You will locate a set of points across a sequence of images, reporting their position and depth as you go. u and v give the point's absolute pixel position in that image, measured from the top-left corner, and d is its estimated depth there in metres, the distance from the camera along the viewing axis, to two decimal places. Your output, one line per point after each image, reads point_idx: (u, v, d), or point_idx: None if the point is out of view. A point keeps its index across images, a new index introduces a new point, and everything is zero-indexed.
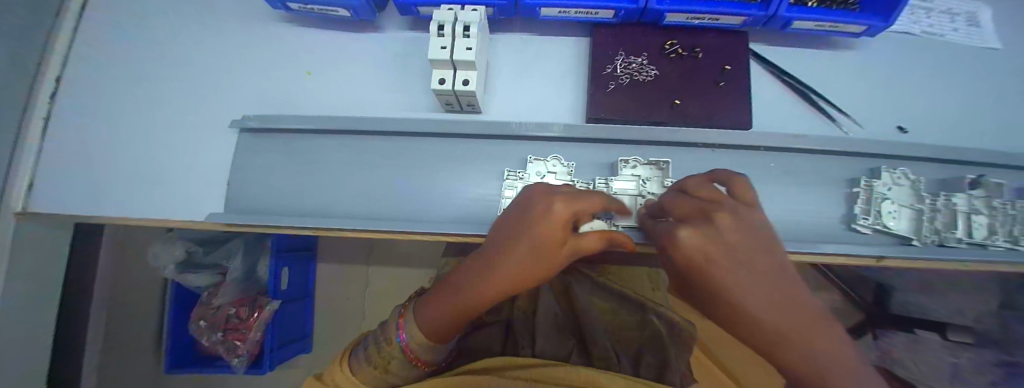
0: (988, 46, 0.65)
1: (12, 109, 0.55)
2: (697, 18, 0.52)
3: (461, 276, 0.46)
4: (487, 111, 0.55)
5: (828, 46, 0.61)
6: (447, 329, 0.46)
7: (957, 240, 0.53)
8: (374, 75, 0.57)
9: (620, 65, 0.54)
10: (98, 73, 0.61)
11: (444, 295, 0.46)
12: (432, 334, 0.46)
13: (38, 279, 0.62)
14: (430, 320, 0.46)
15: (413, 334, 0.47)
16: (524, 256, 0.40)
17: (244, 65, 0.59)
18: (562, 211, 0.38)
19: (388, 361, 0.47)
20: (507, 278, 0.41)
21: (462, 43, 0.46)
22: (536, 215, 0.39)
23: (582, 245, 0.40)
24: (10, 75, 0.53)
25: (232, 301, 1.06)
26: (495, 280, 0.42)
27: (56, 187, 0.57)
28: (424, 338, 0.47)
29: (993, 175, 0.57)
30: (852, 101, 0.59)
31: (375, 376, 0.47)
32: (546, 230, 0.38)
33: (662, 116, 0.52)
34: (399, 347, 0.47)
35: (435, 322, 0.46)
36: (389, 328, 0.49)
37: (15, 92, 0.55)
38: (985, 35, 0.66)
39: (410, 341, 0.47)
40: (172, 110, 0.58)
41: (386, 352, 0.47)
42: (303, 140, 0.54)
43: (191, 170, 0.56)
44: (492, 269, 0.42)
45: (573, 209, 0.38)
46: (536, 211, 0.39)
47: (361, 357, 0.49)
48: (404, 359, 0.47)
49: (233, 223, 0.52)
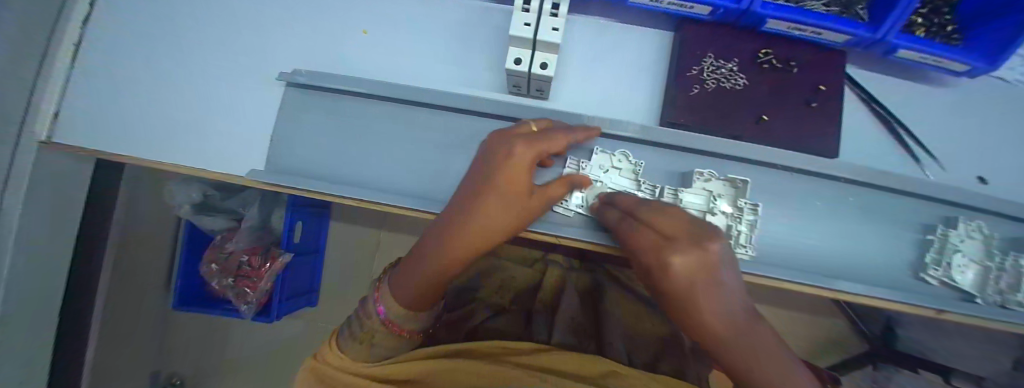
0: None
1: (42, 28, 0.50)
2: (800, 29, 0.48)
3: (430, 240, 0.46)
4: (552, 98, 0.52)
5: (923, 80, 0.56)
6: (426, 295, 0.47)
7: (1018, 303, 0.51)
8: (437, 43, 0.53)
9: (707, 68, 0.49)
10: (134, 1, 0.57)
11: (413, 261, 0.47)
12: (410, 303, 0.47)
13: (51, 210, 0.60)
14: (407, 291, 0.47)
15: (391, 305, 0.48)
16: (490, 212, 0.41)
17: (295, 12, 0.54)
18: (524, 154, 0.39)
19: (371, 334, 0.48)
20: (472, 237, 0.43)
21: (548, 22, 0.42)
22: (501, 162, 0.39)
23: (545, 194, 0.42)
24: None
25: (244, 248, 1.06)
26: (460, 235, 0.43)
27: (75, 121, 0.54)
28: (401, 307, 0.47)
29: None
30: (939, 142, 0.55)
31: (362, 351, 0.48)
32: (502, 182, 0.40)
33: (743, 131, 0.48)
34: (380, 322, 0.48)
35: (409, 290, 0.47)
36: (368, 303, 0.50)
37: (46, 11, 0.51)
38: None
39: (389, 312, 0.47)
40: (214, 51, 0.54)
41: (369, 326, 0.48)
42: (355, 104, 0.51)
43: (230, 120, 0.52)
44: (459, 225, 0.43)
45: (533, 150, 0.39)
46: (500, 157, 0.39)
47: (348, 333, 0.50)
48: (387, 331, 0.48)
49: (273, 184, 0.49)
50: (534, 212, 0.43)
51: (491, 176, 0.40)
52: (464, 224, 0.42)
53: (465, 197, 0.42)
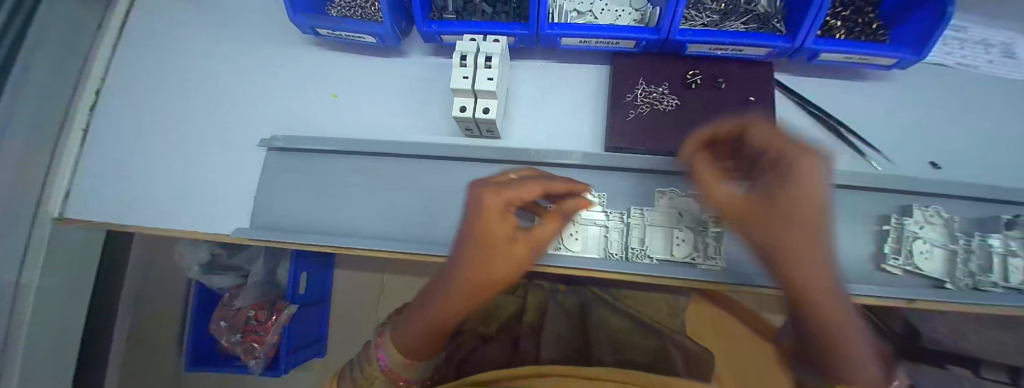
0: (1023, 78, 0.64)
1: (48, 121, 0.58)
2: (720, 48, 0.52)
3: (431, 285, 0.44)
4: (505, 137, 0.56)
5: (858, 77, 0.59)
6: (430, 348, 0.44)
7: (993, 283, 0.51)
8: (396, 98, 0.59)
9: (640, 94, 0.54)
10: (134, 90, 0.65)
11: (414, 309, 0.44)
12: (411, 353, 0.44)
13: (69, 281, 0.65)
14: (404, 342, 0.44)
15: (392, 356, 0.44)
16: (468, 261, 0.38)
17: (275, 85, 0.62)
18: (492, 203, 0.37)
19: (371, 382, 0.46)
20: (459, 289, 0.39)
21: (483, 73, 0.47)
22: (472, 209, 0.38)
23: (535, 234, 0.40)
24: (50, 91, 0.57)
25: (253, 304, 1.08)
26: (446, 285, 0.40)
27: (93, 198, 0.62)
28: (400, 357, 0.44)
29: None
30: (885, 134, 0.57)
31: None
32: (484, 230, 0.37)
33: (682, 147, 0.51)
34: (380, 371, 0.45)
35: (408, 343, 0.43)
36: (369, 348, 0.48)
37: (55, 107, 0.59)
38: (1018, 68, 0.65)
39: (388, 360, 0.44)
40: (205, 125, 0.62)
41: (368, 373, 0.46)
42: (328, 160, 0.56)
43: (218, 185, 0.59)
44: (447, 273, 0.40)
45: (500, 198, 0.37)
46: (471, 204, 0.38)
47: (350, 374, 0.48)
48: (387, 379, 0.45)
49: (260, 240, 0.54)
50: (525, 259, 0.40)
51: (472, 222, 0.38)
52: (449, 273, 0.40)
53: (454, 241, 0.40)
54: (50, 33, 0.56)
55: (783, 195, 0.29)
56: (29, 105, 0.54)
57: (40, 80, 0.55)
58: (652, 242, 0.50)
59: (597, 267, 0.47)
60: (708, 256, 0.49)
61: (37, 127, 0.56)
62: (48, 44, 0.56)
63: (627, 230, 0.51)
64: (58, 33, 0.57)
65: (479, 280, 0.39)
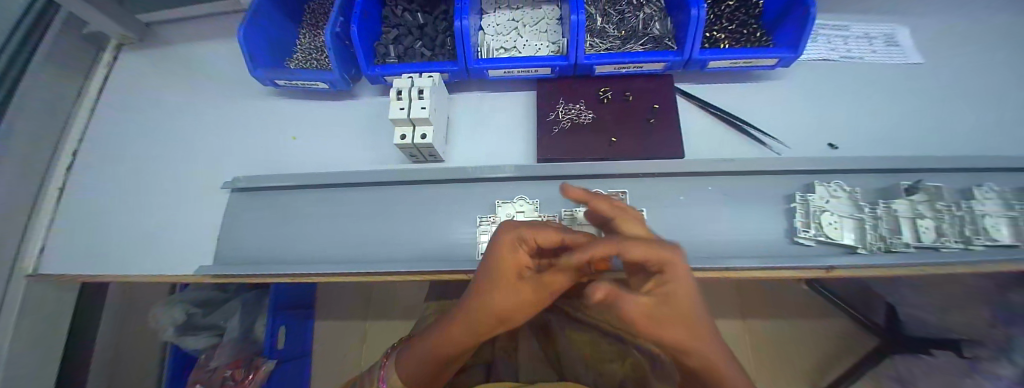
0: (909, 62, 0.74)
1: (21, 188, 0.65)
2: (624, 66, 0.60)
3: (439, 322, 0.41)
4: (448, 159, 0.63)
5: (753, 78, 0.68)
6: (430, 377, 0.42)
7: (905, 244, 0.55)
8: (351, 136, 0.66)
9: (563, 111, 0.62)
10: (108, 149, 0.72)
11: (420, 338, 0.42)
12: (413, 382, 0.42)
13: (29, 337, 0.67)
14: (406, 370, 0.42)
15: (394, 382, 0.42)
16: (478, 307, 0.36)
17: (241, 135, 0.69)
18: (510, 243, 0.35)
19: None
20: (467, 330, 0.37)
21: (417, 104, 0.54)
22: (491, 250, 0.36)
23: (551, 283, 0.35)
24: (21, 167, 0.65)
25: (228, 363, 1.00)
26: (455, 326, 0.38)
27: (61, 254, 0.66)
28: (402, 385, 0.42)
29: (932, 178, 0.60)
30: (784, 124, 0.64)
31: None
32: (495, 271, 0.35)
33: (601, 152, 0.58)
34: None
35: (411, 370, 0.41)
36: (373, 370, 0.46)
37: (29, 176, 0.67)
38: (902, 54, 0.74)
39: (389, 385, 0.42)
40: (172, 176, 0.68)
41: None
42: (289, 196, 0.61)
43: (182, 230, 0.63)
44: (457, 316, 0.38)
45: (518, 235, 0.35)
46: (492, 243, 0.36)
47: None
48: None
49: (220, 275, 0.57)
50: (542, 301, 0.36)
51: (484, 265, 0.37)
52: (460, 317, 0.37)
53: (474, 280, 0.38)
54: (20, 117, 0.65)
55: (678, 316, 0.26)
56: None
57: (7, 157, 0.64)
58: None
59: None
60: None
61: (11, 195, 0.63)
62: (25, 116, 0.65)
63: None
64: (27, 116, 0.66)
65: (493, 321, 0.36)
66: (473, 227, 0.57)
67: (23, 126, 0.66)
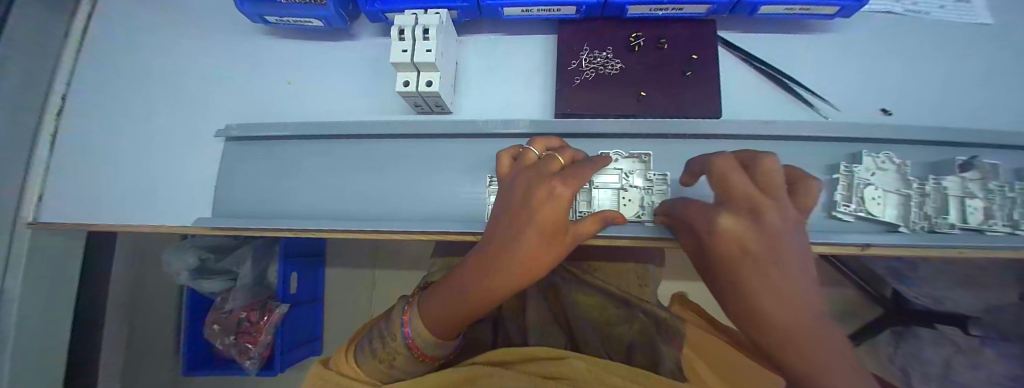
0: (975, 23, 0.60)
1: (20, 131, 0.62)
2: (661, 9, 0.52)
3: (465, 266, 0.39)
4: (457, 111, 0.57)
5: (806, 30, 0.59)
6: (453, 322, 0.40)
7: (950, 225, 0.49)
8: (350, 81, 0.60)
9: (586, 60, 0.55)
10: (96, 93, 0.68)
11: (446, 285, 0.40)
12: (438, 329, 0.40)
13: (48, 282, 0.68)
14: (432, 316, 0.40)
15: (421, 332, 0.41)
16: (495, 266, 0.36)
17: (232, 76, 0.63)
18: (564, 194, 0.34)
19: (392, 356, 0.41)
20: (501, 282, 0.36)
21: (422, 45, 0.47)
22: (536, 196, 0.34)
23: (578, 233, 0.37)
24: (21, 104, 0.61)
25: (243, 305, 1.04)
26: (489, 278, 0.36)
27: (60, 204, 0.65)
28: (430, 334, 0.40)
29: (1006, 155, 0.52)
30: (833, 84, 0.57)
31: (378, 369, 0.43)
32: (546, 226, 0.34)
33: (627, 109, 0.52)
34: (405, 345, 0.41)
35: (439, 318, 0.40)
36: (393, 318, 0.43)
37: (25, 115, 0.63)
38: (973, 10, 0.61)
39: (415, 335, 0.40)
40: (163, 122, 0.63)
41: (391, 346, 0.41)
42: (286, 147, 0.57)
43: (181, 179, 0.60)
44: (486, 268, 0.36)
45: (573, 187, 0.34)
46: (535, 191, 0.35)
47: (365, 348, 0.44)
48: (410, 355, 0.41)
49: (219, 228, 0.55)
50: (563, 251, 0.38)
51: (529, 216, 0.34)
52: (491, 267, 0.36)
53: (498, 229, 0.36)
54: (22, 47, 0.59)
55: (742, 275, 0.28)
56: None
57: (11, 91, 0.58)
58: (598, 203, 0.51)
59: None
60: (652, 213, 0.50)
61: (12, 136, 0.60)
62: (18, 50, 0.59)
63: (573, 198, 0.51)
64: (25, 47, 0.60)
65: (524, 270, 0.35)
66: (482, 186, 0.53)
67: (17, 56, 0.59)
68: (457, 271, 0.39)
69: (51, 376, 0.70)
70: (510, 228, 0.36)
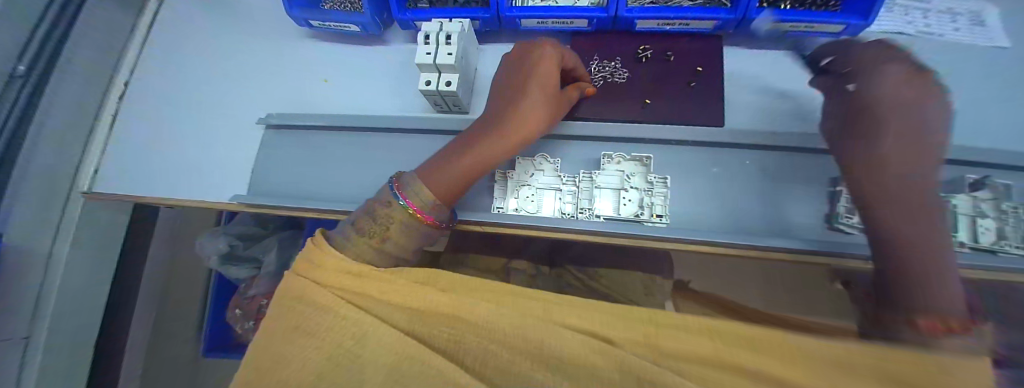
0: (991, 45, 0.60)
1: (82, 110, 0.72)
2: (669, 23, 0.56)
3: (473, 131, 0.45)
4: (472, 111, 0.62)
5: None
6: (461, 182, 0.42)
7: (960, 243, 0.48)
8: (379, 80, 0.66)
9: (596, 69, 0.59)
10: (154, 82, 0.77)
11: (453, 151, 0.43)
12: (444, 188, 0.42)
13: (89, 246, 0.77)
14: (440, 178, 0.42)
15: (418, 193, 0.40)
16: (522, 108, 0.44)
17: (276, 73, 0.71)
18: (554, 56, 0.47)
19: (385, 227, 0.39)
20: (515, 128, 0.43)
21: (444, 49, 0.53)
22: (535, 60, 0.46)
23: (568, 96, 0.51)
24: (85, 86, 0.72)
25: (264, 293, 1.10)
26: (505, 128, 0.43)
27: (112, 177, 0.73)
28: (432, 193, 0.41)
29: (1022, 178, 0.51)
30: None
31: (365, 249, 0.38)
32: (546, 75, 0.45)
33: (632, 115, 0.55)
34: (402, 212, 0.39)
35: (445, 176, 0.42)
36: (386, 191, 0.41)
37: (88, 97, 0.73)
38: (989, 34, 0.61)
39: (414, 197, 0.40)
40: (211, 109, 0.72)
41: (385, 215, 0.39)
42: (319, 137, 0.63)
43: (221, 159, 0.67)
44: (503, 118, 0.43)
45: (558, 52, 0.48)
46: (532, 60, 0.46)
47: (347, 235, 0.39)
48: (408, 222, 0.39)
49: (251, 205, 0.61)
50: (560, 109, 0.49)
51: (531, 77, 0.45)
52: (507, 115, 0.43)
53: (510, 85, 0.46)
54: (90, 36, 0.72)
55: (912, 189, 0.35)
56: (68, 92, 0.69)
57: (77, 76, 0.70)
58: (598, 200, 0.54)
59: (555, 227, 0.51)
60: (655, 213, 0.51)
61: (75, 111, 0.71)
62: (87, 43, 0.71)
63: (578, 197, 0.54)
64: (92, 40, 0.72)
65: (539, 114, 0.45)
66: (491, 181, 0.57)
67: (83, 53, 0.71)
68: (465, 138, 0.45)
69: (73, 331, 0.78)
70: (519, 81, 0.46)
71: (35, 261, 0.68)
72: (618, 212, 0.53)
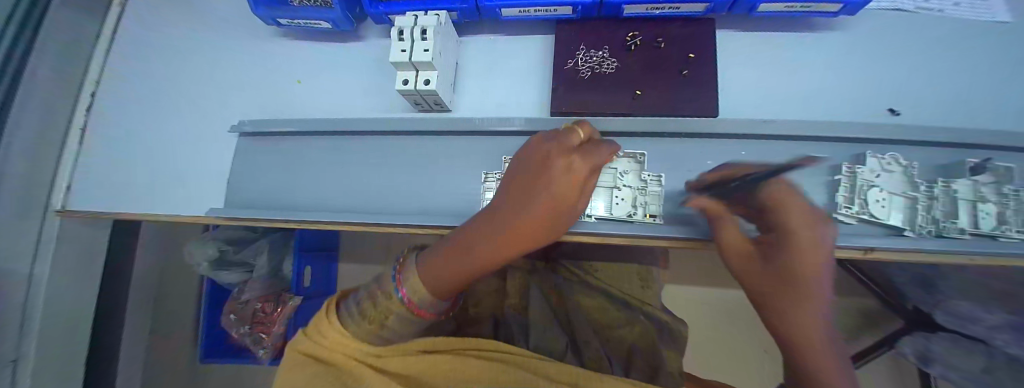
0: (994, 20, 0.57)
1: (52, 128, 0.68)
2: (657, 8, 0.52)
3: (477, 223, 0.40)
4: (456, 109, 0.59)
5: (810, 27, 0.58)
6: (455, 284, 0.40)
7: (960, 230, 0.47)
8: (355, 79, 0.63)
9: (582, 59, 0.56)
10: (124, 93, 0.72)
11: (450, 249, 0.40)
12: (438, 290, 0.40)
13: (69, 267, 0.74)
14: (435, 275, 0.40)
15: (415, 287, 0.40)
16: (529, 228, 0.37)
17: (247, 75, 0.67)
18: (581, 170, 0.35)
19: (384, 316, 0.40)
20: (519, 241, 0.38)
21: (420, 45, 0.49)
22: (559, 171, 0.35)
23: (588, 193, 0.40)
24: (54, 98, 0.67)
25: (259, 296, 1.10)
26: (509, 235, 0.37)
27: (87, 192, 0.70)
28: (426, 292, 0.39)
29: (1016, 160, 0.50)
30: (839, 84, 0.55)
31: (370, 332, 0.41)
32: (563, 200, 0.36)
33: (622, 107, 0.52)
34: (401, 304, 0.39)
35: (439, 277, 0.39)
36: (388, 279, 0.42)
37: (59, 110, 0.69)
38: (988, 8, 0.58)
39: (412, 294, 0.39)
40: (182, 118, 0.68)
41: (385, 306, 0.39)
42: (297, 143, 0.60)
43: (197, 171, 0.64)
44: (509, 221, 0.37)
45: (590, 163, 0.35)
46: (558, 168, 0.35)
47: (352, 314, 0.42)
48: (407, 314, 0.40)
49: (229, 218, 0.58)
50: (572, 218, 0.41)
51: (544, 192, 0.35)
52: (515, 223, 0.37)
53: (521, 188, 0.37)
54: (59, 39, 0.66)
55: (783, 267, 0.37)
56: (36, 106, 0.64)
57: (44, 87, 0.64)
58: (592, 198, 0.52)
59: None
60: (646, 213, 0.50)
61: (46, 127, 0.66)
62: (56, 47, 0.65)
63: None
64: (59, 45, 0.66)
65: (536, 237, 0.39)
66: (478, 182, 0.55)
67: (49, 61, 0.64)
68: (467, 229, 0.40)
69: (57, 354, 0.74)
70: (527, 187, 0.37)
71: (16, 282, 0.65)
72: (612, 211, 0.51)
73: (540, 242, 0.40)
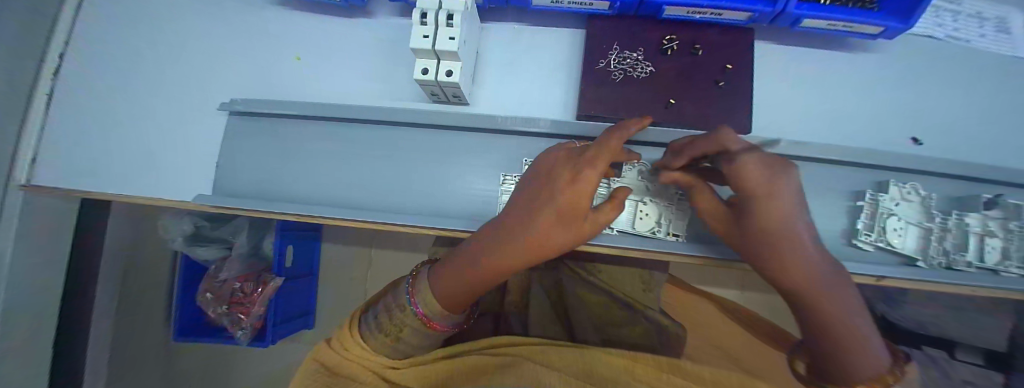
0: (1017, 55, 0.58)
1: (17, 89, 0.58)
2: (698, 12, 0.49)
3: (479, 236, 0.45)
4: (474, 103, 0.55)
5: (844, 46, 0.56)
6: (463, 295, 0.46)
7: (967, 263, 0.48)
8: (361, 60, 0.57)
9: (615, 60, 0.52)
10: (100, 55, 0.64)
11: (455, 263, 0.46)
12: (449, 303, 0.46)
13: (39, 246, 0.66)
14: (445, 290, 0.46)
15: (427, 301, 0.46)
16: (535, 232, 0.41)
17: (238, 45, 0.60)
18: (586, 180, 0.38)
19: (400, 328, 0.46)
20: (523, 248, 0.42)
21: (445, 32, 0.44)
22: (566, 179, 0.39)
23: (600, 219, 0.41)
24: (19, 55, 0.57)
25: (237, 276, 1.03)
26: (513, 244, 0.42)
27: (59, 165, 0.62)
28: (438, 305, 0.46)
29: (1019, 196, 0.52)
30: (866, 107, 0.55)
31: (386, 342, 0.47)
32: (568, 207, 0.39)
33: (654, 116, 0.50)
34: (415, 315, 0.46)
35: (449, 292, 0.46)
36: (400, 295, 0.48)
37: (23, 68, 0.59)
38: (1013, 43, 0.58)
39: (424, 307, 0.46)
40: (163, 88, 0.60)
41: (399, 318, 0.46)
42: (296, 128, 0.55)
43: (181, 150, 0.58)
44: (514, 230, 0.42)
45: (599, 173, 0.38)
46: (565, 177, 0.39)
47: (372, 326, 0.48)
48: (420, 325, 0.46)
49: (220, 206, 0.53)
50: (581, 237, 0.42)
51: (551, 197, 0.40)
52: (520, 230, 0.42)
53: (532, 196, 0.42)
54: None
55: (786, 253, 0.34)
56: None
57: (8, 44, 0.54)
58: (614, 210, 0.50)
59: None
60: (668, 231, 0.49)
61: (11, 88, 0.56)
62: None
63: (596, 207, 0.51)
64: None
65: (540, 246, 0.42)
66: (497, 184, 0.52)
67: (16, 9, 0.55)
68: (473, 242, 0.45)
69: (23, 340, 0.66)
70: (538, 195, 0.42)
71: None
72: (634, 225, 0.50)
73: (546, 254, 0.43)
